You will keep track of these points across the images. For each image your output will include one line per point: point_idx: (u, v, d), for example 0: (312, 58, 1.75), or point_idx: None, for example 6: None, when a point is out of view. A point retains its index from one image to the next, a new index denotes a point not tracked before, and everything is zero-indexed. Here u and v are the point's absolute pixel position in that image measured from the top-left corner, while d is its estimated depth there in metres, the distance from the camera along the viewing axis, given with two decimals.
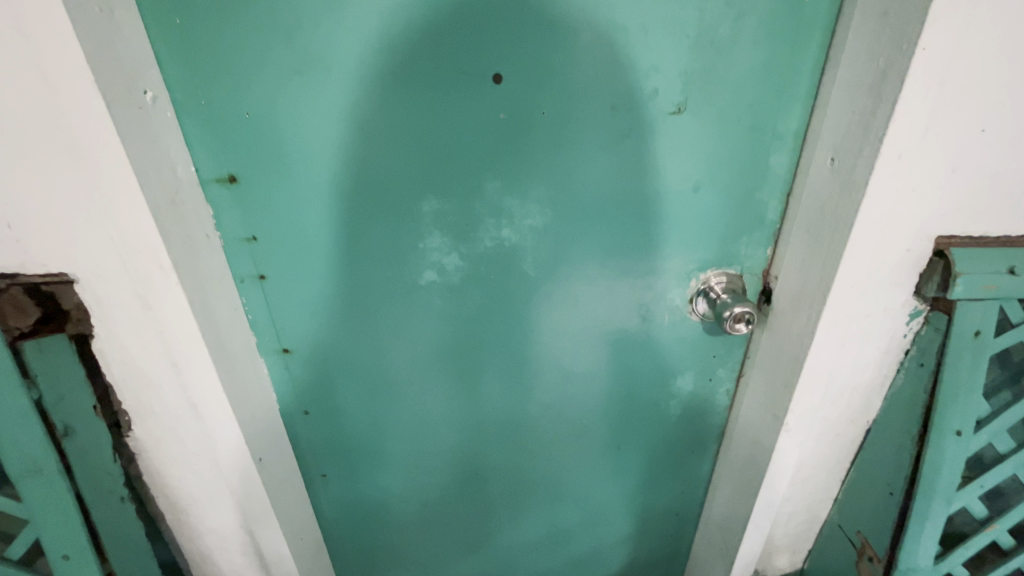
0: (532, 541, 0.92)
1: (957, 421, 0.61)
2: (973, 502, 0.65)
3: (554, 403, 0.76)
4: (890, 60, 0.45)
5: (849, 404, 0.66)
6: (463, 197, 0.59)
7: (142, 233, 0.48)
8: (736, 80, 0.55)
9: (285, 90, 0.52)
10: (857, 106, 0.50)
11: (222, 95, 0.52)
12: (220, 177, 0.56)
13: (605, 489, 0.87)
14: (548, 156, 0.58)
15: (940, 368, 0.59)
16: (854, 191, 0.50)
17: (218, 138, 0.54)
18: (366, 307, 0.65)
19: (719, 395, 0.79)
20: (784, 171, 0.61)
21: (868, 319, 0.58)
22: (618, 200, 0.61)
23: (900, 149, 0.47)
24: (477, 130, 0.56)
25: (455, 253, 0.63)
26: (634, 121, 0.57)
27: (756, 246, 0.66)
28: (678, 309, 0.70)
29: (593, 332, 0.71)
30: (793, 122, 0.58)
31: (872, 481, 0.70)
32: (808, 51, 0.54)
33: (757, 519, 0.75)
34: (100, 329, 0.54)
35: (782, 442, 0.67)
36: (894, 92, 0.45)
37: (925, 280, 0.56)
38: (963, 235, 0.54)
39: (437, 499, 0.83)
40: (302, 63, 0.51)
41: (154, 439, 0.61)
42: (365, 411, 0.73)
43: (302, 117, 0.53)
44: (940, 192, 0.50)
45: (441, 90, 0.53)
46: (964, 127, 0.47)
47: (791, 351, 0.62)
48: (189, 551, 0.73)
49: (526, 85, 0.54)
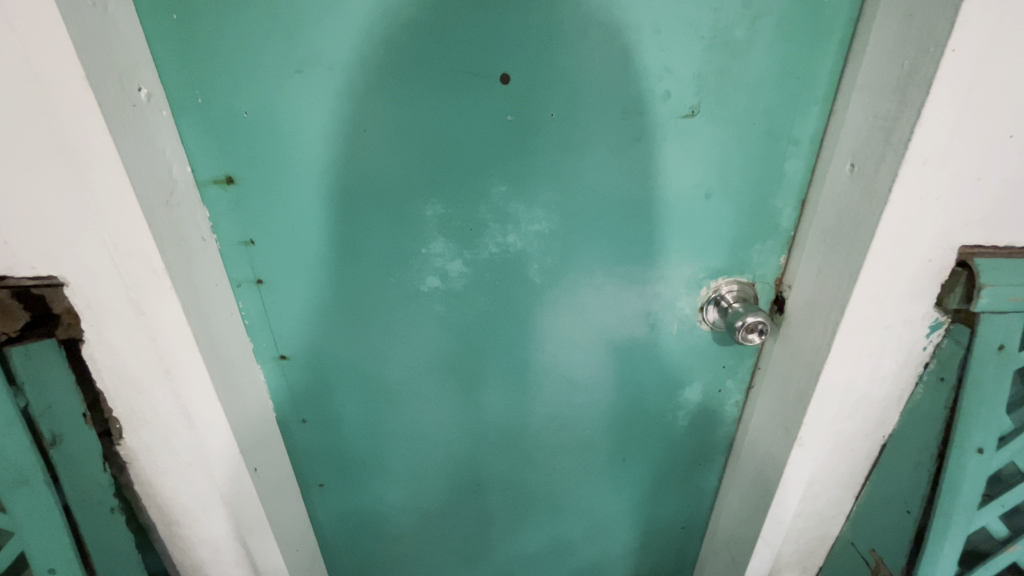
0: (533, 553, 0.89)
1: (978, 438, 0.58)
2: (993, 521, 0.63)
3: (557, 413, 0.74)
4: (916, 62, 0.44)
5: (865, 418, 0.64)
6: (467, 202, 0.57)
7: (135, 237, 0.46)
8: (752, 83, 0.53)
9: (285, 89, 0.50)
10: (879, 111, 0.48)
11: (220, 94, 0.50)
12: (217, 178, 0.54)
13: (610, 501, 0.84)
14: (556, 160, 0.56)
15: (962, 382, 0.57)
16: (875, 199, 0.48)
17: (215, 138, 0.52)
18: (366, 313, 0.63)
19: (728, 406, 0.77)
20: (799, 177, 0.59)
21: (887, 331, 0.56)
22: (627, 205, 0.59)
23: (926, 155, 0.45)
24: (483, 132, 0.54)
25: (458, 259, 0.61)
26: (646, 125, 0.55)
27: (768, 254, 0.64)
28: (688, 318, 0.68)
29: (600, 341, 0.69)
30: (809, 126, 0.56)
31: (888, 498, 0.68)
32: (826, 53, 0.52)
33: (768, 537, 0.73)
34: (91, 334, 0.52)
35: (795, 457, 0.65)
36: (919, 96, 0.43)
37: (947, 292, 0.54)
38: (988, 246, 0.52)
39: (437, 510, 0.81)
40: (304, 62, 0.49)
41: (146, 448, 0.59)
42: (364, 420, 0.71)
43: (302, 117, 0.52)
44: (965, 201, 0.48)
45: (447, 90, 0.52)
46: (993, 133, 0.45)
47: (805, 363, 0.60)
48: (181, 562, 0.70)
49: (533, 86, 0.52)
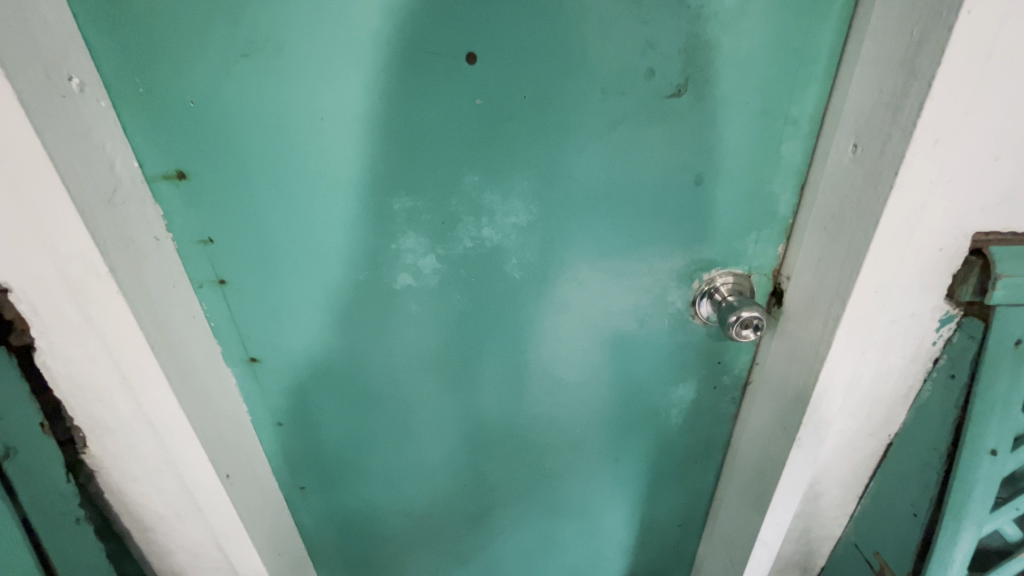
0: (526, 554, 0.87)
1: (992, 439, 0.54)
2: (1007, 525, 0.60)
3: (545, 412, 0.71)
4: (925, 29, 0.39)
5: (869, 416, 0.60)
6: (438, 194, 0.54)
7: (73, 239, 0.43)
8: (744, 57, 0.49)
9: (232, 75, 0.47)
10: (885, 85, 0.43)
11: (164, 84, 0.47)
12: (168, 174, 0.51)
13: (603, 500, 0.81)
14: (532, 147, 0.52)
15: (974, 380, 0.53)
16: (879, 183, 0.44)
17: (162, 131, 0.49)
18: (338, 313, 0.60)
19: (725, 402, 0.73)
20: (798, 160, 0.54)
21: (892, 325, 0.52)
22: (610, 195, 0.55)
23: (936, 134, 0.41)
24: (451, 118, 0.50)
25: (431, 255, 0.57)
26: (628, 106, 0.51)
27: (765, 243, 0.60)
28: (679, 313, 0.64)
29: (585, 338, 0.65)
30: (808, 104, 0.51)
31: (893, 499, 0.64)
32: (827, 22, 0.47)
33: (766, 538, 0.70)
34: (42, 341, 0.49)
35: (793, 457, 0.61)
36: (929, 68, 0.39)
37: (959, 283, 0.50)
38: (1005, 232, 0.47)
39: (424, 511, 0.79)
40: (250, 45, 0.45)
41: (112, 455, 0.57)
42: (344, 424, 0.69)
43: (254, 105, 0.48)
44: (980, 184, 0.44)
45: (410, 73, 0.48)
46: (1012, 106, 0.40)
47: (804, 360, 0.56)
48: (161, 567, 0.69)
49: (504, 66, 0.48)
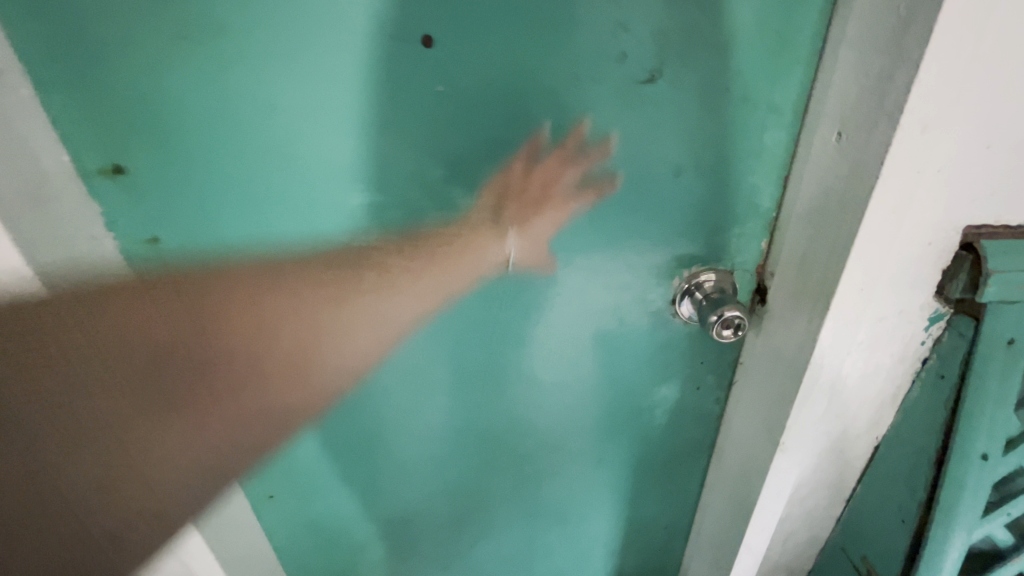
0: (507, 559, 0.84)
1: (982, 442, 0.52)
2: (997, 529, 0.58)
3: (523, 415, 0.69)
4: (913, 7, 0.36)
5: (856, 419, 0.57)
6: (402, 191, 0.50)
7: None
8: (722, 40, 0.46)
9: (173, 60, 0.41)
10: (870, 69, 0.40)
11: (92, 66, 0.40)
12: (103, 168, 0.44)
13: (586, 503, 0.79)
14: (499, 138, 0.49)
15: (964, 381, 0.51)
16: (864, 175, 0.41)
17: (94, 120, 0.42)
18: (302, 319, 0.56)
19: (710, 403, 0.70)
20: (780, 151, 0.52)
21: (879, 325, 0.49)
22: (583, 189, 0.52)
23: (924, 121, 0.38)
24: (412, 108, 0.46)
25: (398, 256, 0.53)
26: (599, 94, 0.47)
27: (748, 238, 0.57)
28: (660, 311, 0.62)
29: (563, 338, 0.62)
30: (791, 90, 0.48)
31: (881, 502, 0.62)
32: (810, 2, 0.44)
33: (751, 543, 0.68)
34: None
35: (777, 462, 0.59)
36: (917, 49, 0.36)
37: (949, 279, 0.47)
38: (996, 225, 0.45)
39: (401, 521, 0.76)
40: (190, 26, 0.40)
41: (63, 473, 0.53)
42: (312, 430, 0.66)
43: (200, 94, 0.43)
44: (970, 174, 0.41)
45: (366, 59, 0.44)
46: (1005, 90, 0.38)
47: (788, 362, 0.54)
48: None
49: (465, 51, 0.45)
